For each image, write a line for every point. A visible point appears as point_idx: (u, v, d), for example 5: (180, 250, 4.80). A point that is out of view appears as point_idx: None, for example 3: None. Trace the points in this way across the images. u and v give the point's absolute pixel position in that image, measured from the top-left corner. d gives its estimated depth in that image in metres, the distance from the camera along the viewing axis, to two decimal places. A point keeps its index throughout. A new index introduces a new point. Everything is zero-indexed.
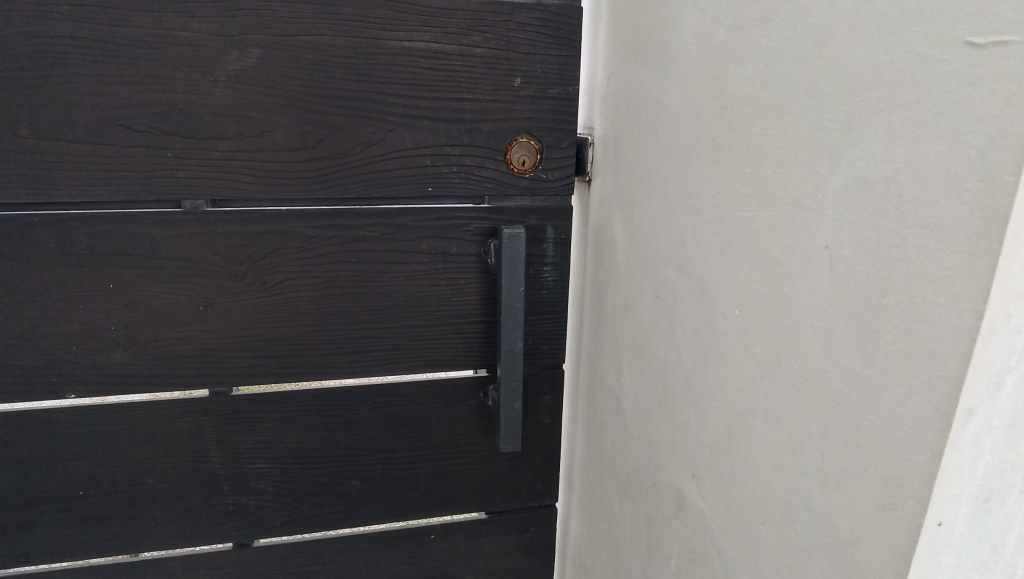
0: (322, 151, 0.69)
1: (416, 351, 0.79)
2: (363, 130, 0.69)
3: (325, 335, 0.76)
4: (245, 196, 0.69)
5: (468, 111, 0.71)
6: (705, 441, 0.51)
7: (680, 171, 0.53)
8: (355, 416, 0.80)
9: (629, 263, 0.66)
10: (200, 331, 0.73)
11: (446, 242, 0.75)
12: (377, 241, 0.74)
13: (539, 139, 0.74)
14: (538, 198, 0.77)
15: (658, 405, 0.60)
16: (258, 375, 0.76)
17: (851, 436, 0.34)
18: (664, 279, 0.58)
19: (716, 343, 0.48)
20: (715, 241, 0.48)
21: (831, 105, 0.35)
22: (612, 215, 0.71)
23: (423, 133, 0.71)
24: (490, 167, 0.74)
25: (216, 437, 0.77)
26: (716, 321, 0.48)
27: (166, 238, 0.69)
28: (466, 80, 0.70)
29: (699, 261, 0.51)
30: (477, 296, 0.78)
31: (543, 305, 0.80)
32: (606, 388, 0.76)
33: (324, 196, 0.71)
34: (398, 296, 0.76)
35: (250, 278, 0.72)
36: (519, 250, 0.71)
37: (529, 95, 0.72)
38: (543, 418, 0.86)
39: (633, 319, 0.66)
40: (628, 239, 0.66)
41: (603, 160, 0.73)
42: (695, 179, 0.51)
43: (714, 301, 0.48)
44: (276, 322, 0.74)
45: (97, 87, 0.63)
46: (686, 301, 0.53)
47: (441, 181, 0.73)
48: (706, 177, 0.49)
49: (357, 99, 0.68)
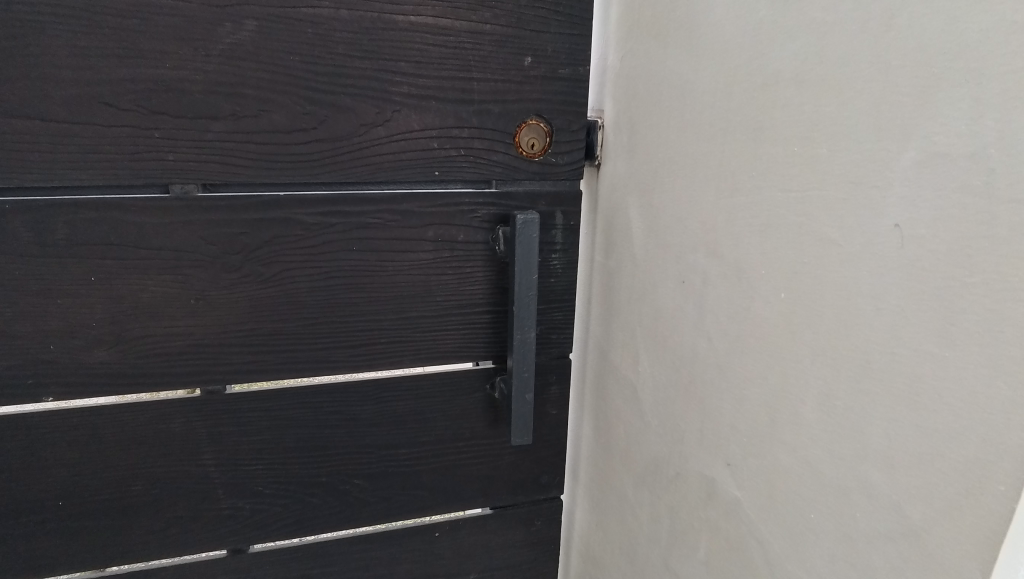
0: (324, 133, 0.65)
1: (422, 343, 0.75)
2: (367, 110, 0.66)
3: (326, 329, 0.72)
4: (241, 180, 0.65)
5: (477, 92, 0.68)
6: (742, 429, 0.50)
7: (712, 153, 0.52)
8: (358, 412, 0.76)
9: (647, 250, 0.65)
10: (192, 326, 0.68)
11: (454, 229, 0.72)
12: (381, 228, 0.70)
13: (549, 122, 0.72)
14: (547, 183, 0.74)
15: (685, 393, 0.59)
16: (254, 371, 0.71)
17: (926, 418, 0.34)
18: (690, 264, 0.56)
19: (755, 328, 0.47)
20: (757, 223, 0.46)
21: (904, 76, 0.34)
22: (626, 200, 0.69)
23: (430, 115, 0.68)
24: (499, 150, 0.71)
25: (209, 438, 0.72)
26: (757, 306, 0.47)
27: (154, 226, 0.64)
28: (475, 59, 0.67)
29: (736, 245, 0.49)
30: (485, 286, 0.75)
31: (551, 294, 0.78)
32: (618, 378, 0.74)
33: (325, 180, 0.67)
34: (403, 286, 0.73)
35: (246, 268, 0.68)
36: (533, 237, 0.69)
37: (539, 75, 0.70)
38: (549, 408, 0.84)
39: (652, 305, 0.64)
40: (645, 224, 0.65)
41: (614, 144, 0.71)
42: (731, 162, 0.49)
43: (752, 284, 0.47)
44: (274, 315, 0.70)
45: (75, 61, 0.58)
46: (718, 285, 0.52)
47: (448, 165, 0.70)
48: (745, 157, 0.47)
49: (361, 78, 0.64)
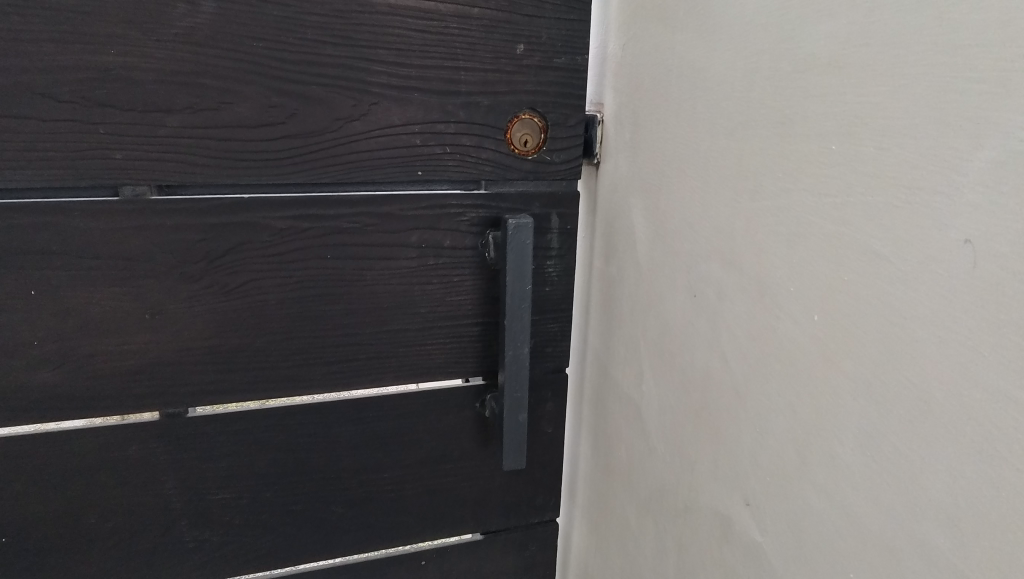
0: (293, 128, 0.58)
1: (405, 359, 0.69)
2: (342, 103, 0.59)
3: (300, 344, 0.65)
4: (201, 180, 0.58)
5: (464, 82, 0.62)
6: (764, 464, 0.44)
7: (730, 150, 0.45)
8: (336, 434, 0.70)
9: (652, 257, 0.59)
10: (149, 343, 0.61)
11: (439, 234, 0.66)
12: (359, 233, 0.63)
13: (543, 116, 0.65)
14: (542, 183, 0.68)
15: (696, 419, 0.53)
16: (220, 391, 0.65)
17: (1003, 475, 0.28)
18: (702, 275, 0.50)
19: (782, 350, 0.41)
20: (784, 232, 0.40)
21: (976, 58, 0.28)
22: (628, 201, 0.62)
23: (412, 108, 0.61)
24: (489, 147, 0.64)
25: (170, 465, 0.66)
26: (784, 327, 0.41)
27: (104, 232, 0.57)
28: (461, 46, 0.61)
29: (759, 256, 0.43)
30: (474, 296, 0.69)
31: (546, 303, 0.72)
32: (619, 395, 0.68)
33: (295, 181, 0.60)
34: (384, 297, 0.66)
35: (208, 279, 0.61)
36: (526, 244, 0.63)
37: (533, 65, 0.63)
38: (545, 426, 0.78)
39: (658, 317, 0.58)
40: (650, 229, 0.58)
41: (616, 140, 0.65)
42: (753, 161, 0.43)
43: (778, 301, 0.41)
44: (240, 329, 0.63)
45: (5, 46, 0.51)
46: (736, 299, 0.46)
47: (432, 164, 0.63)
48: (771, 155, 0.41)
49: (334, 67, 0.58)
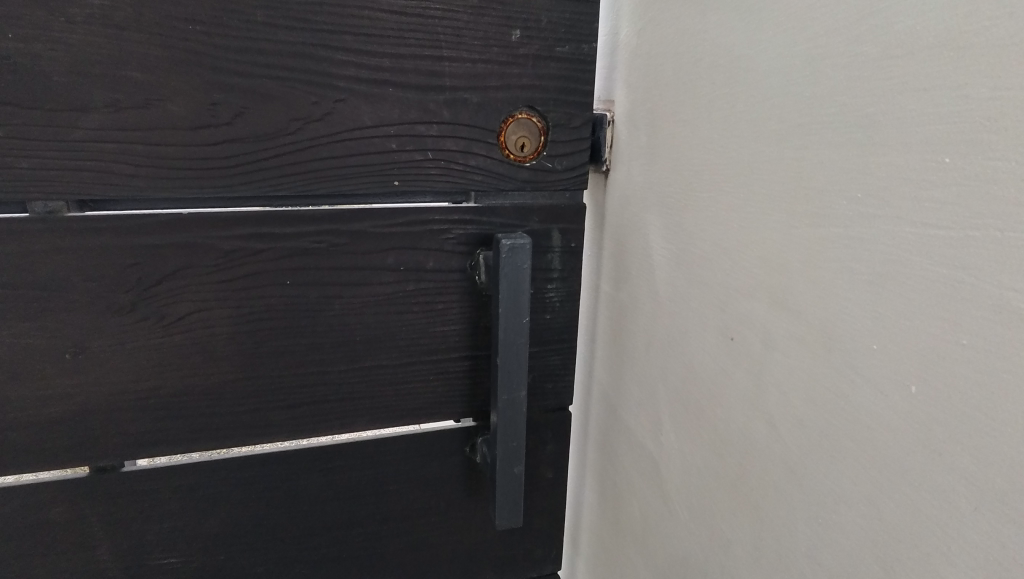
0: (241, 130, 0.48)
1: (382, 400, 0.59)
2: (300, 99, 0.49)
3: (256, 385, 0.55)
4: (129, 193, 0.48)
5: (448, 75, 0.51)
6: (830, 566, 0.34)
7: (788, 160, 0.35)
8: (301, 486, 0.60)
9: (673, 287, 0.48)
10: (72, 387, 0.52)
11: (421, 254, 0.56)
12: (325, 255, 0.53)
13: (543, 115, 0.55)
14: (542, 195, 0.58)
15: (732, 490, 0.43)
16: (161, 441, 0.55)
17: None
18: (742, 315, 0.40)
19: (868, 426, 0.31)
20: (873, 272, 0.30)
21: None
22: (643, 217, 0.52)
23: (386, 106, 0.51)
24: (479, 152, 0.54)
25: (105, 527, 0.56)
26: (871, 397, 0.31)
27: (11, 257, 0.47)
28: (444, 31, 0.50)
29: (831, 300, 0.33)
30: (462, 326, 0.59)
31: (546, 333, 0.62)
32: (630, 444, 0.58)
33: (245, 194, 0.50)
34: (355, 328, 0.56)
35: (141, 311, 0.51)
36: (522, 267, 0.52)
37: (530, 54, 0.53)
38: (544, 471, 0.68)
39: (680, 360, 0.48)
40: (671, 252, 0.48)
41: (628, 143, 0.54)
42: (822, 176, 0.33)
43: (860, 360, 0.31)
44: (183, 369, 0.53)
45: None
46: (795, 352, 0.36)
47: (411, 172, 0.53)
48: (851, 168, 0.31)
49: (290, 55, 0.48)
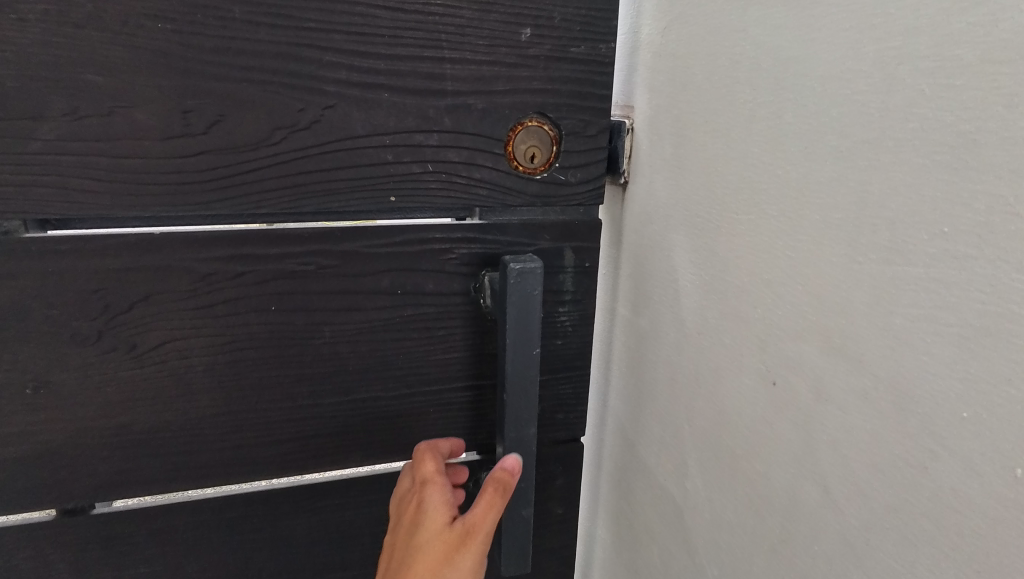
0: (218, 141, 0.43)
1: (377, 434, 0.54)
2: (283, 106, 0.43)
3: (239, 420, 0.50)
4: (91, 212, 0.43)
5: (450, 78, 0.46)
6: None
7: (852, 182, 0.30)
8: (290, 528, 0.55)
9: (704, 318, 0.42)
10: (34, 424, 0.47)
11: (419, 276, 0.50)
12: (312, 279, 0.48)
13: (555, 123, 0.50)
14: (553, 210, 0.52)
15: (771, 556, 0.37)
16: (134, 481, 0.50)
17: None
18: (786, 359, 0.35)
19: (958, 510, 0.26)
20: (971, 327, 0.25)
21: None
22: (667, 236, 0.46)
23: (380, 113, 0.45)
24: (484, 164, 0.49)
25: (76, 573, 0.51)
26: (964, 475, 0.26)
27: None
28: (446, 29, 0.45)
29: (910, 354, 0.27)
30: (465, 354, 0.54)
31: (557, 360, 0.57)
32: (648, 485, 0.52)
33: (223, 212, 0.45)
34: (346, 357, 0.51)
35: (110, 341, 0.46)
36: (532, 293, 0.47)
37: (542, 55, 0.48)
38: (554, 507, 0.63)
39: (710, 400, 0.42)
40: (702, 278, 0.42)
41: (649, 154, 0.48)
42: (901, 204, 0.27)
43: (949, 430, 0.26)
44: (157, 403, 0.48)
45: None
46: (858, 409, 0.30)
47: (409, 187, 0.48)
48: (945, 196, 0.25)
49: (272, 57, 0.42)
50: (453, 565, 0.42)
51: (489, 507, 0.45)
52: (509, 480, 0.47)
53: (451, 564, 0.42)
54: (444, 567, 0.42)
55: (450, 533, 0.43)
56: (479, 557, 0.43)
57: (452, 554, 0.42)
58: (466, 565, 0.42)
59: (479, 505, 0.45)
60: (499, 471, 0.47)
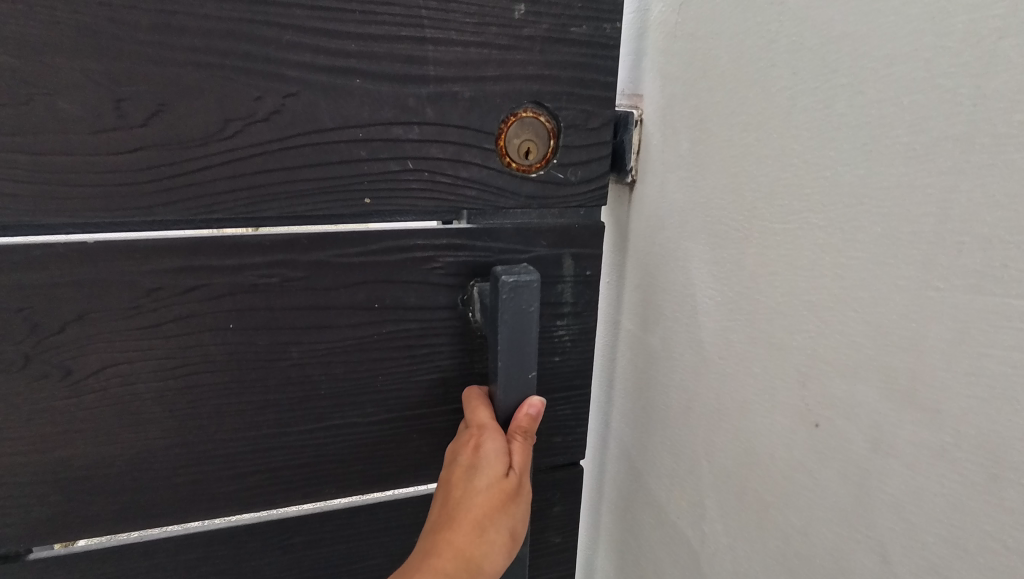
0: (160, 134, 0.37)
1: (353, 464, 0.48)
2: (237, 94, 0.37)
3: (195, 453, 0.44)
4: (12, 218, 0.37)
5: (432, 62, 0.40)
6: None
7: (930, 188, 0.24)
8: (258, 568, 0.49)
9: (726, 340, 0.37)
10: None
11: (399, 288, 0.44)
12: (276, 293, 0.42)
13: (552, 114, 0.43)
14: (551, 212, 0.46)
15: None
16: (75, 523, 0.44)
17: None
18: (830, 397, 0.29)
19: None
20: None
21: None
22: (683, 244, 0.40)
23: (352, 102, 0.39)
24: (472, 160, 0.43)
25: None
26: None
27: None
28: (427, 5, 0.39)
29: (1011, 408, 0.22)
30: (452, 375, 0.48)
31: (555, 380, 0.51)
32: (657, 520, 0.47)
33: (169, 218, 0.39)
34: (318, 379, 0.45)
35: (40, 367, 0.40)
36: (527, 309, 0.41)
37: (538, 35, 0.41)
38: (551, 537, 0.57)
39: (734, 435, 0.37)
40: (723, 295, 0.37)
41: (661, 149, 0.42)
42: (999, 216, 0.22)
43: None
44: (99, 435, 0.42)
45: None
46: (934, 470, 0.25)
47: (386, 186, 0.42)
48: None
49: (222, 36, 0.36)
50: (507, 512, 0.38)
51: (524, 454, 0.41)
52: (531, 425, 0.42)
53: (507, 510, 0.38)
54: (500, 513, 0.38)
55: (504, 480, 0.38)
56: (526, 506, 0.40)
57: (508, 500, 0.38)
58: (519, 513, 0.39)
59: (514, 451, 0.40)
60: (523, 414, 0.42)
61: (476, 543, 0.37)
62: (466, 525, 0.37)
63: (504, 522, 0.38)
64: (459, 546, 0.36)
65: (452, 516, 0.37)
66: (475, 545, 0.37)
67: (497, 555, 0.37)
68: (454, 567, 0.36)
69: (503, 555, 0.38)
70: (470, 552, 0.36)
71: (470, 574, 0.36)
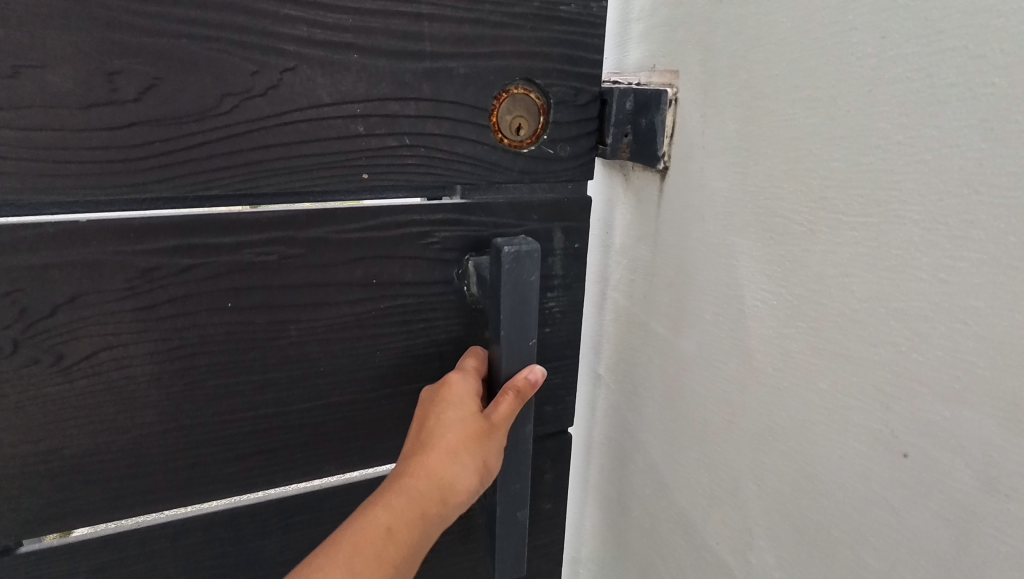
0: (154, 109, 0.36)
1: (353, 440, 0.49)
2: (233, 67, 0.37)
3: (194, 435, 0.44)
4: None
5: (427, 38, 0.40)
6: None
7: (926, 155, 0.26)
8: (258, 549, 0.49)
9: (784, 347, 0.35)
10: None
11: (397, 264, 0.45)
12: (274, 271, 0.42)
13: (543, 90, 0.45)
14: (542, 188, 0.48)
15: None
16: (70, 512, 0.43)
17: None
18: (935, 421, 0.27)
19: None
20: None
21: None
22: (727, 240, 0.38)
23: (348, 77, 0.39)
24: (467, 136, 0.44)
25: None
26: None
27: None
28: None
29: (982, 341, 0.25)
30: (448, 348, 0.49)
31: (546, 350, 0.53)
32: (654, 488, 0.50)
33: (164, 196, 0.38)
34: (317, 357, 0.45)
35: (29, 353, 0.38)
36: (526, 279, 0.42)
37: (529, 13, 0.43)
38: (543, 503, 0.59)
39: (771, 432, 0.36)
40: (782, 298, 0.34)
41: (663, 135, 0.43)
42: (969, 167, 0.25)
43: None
44: (93, 421, 0.41)
45: None
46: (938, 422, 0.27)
47: (383, 162, 0.42)
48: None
49: (216, 9, 0.36)
50: (480, 443, 0.40)
51: (511, 410, 0.42)
52: (528, 392, 0.43)
53: (480, 442, 0.40)
54: (473, 442, 0.40)
55: (478, 417, 0.41)
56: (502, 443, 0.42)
57: (482, 433, 0.40)
58: (492, 446, 0.41)
59: (495, 400, 0.42)
60: (519, 378, 0.43)
61: (447, 464, 0.39)
62: (438, 450, 0.39)
63: (477, 451, 0.40)
64: (431, 467, 0.38)
65: (426, 442, 0.39)
66: (447, 467, 0.39)
67: (469, 478, 0.39)
68: (425, 485, 0.38)
69: (475, 480, 0.40)
70: (441, 473, 0.38)
71: (441, 491, 0.38)
